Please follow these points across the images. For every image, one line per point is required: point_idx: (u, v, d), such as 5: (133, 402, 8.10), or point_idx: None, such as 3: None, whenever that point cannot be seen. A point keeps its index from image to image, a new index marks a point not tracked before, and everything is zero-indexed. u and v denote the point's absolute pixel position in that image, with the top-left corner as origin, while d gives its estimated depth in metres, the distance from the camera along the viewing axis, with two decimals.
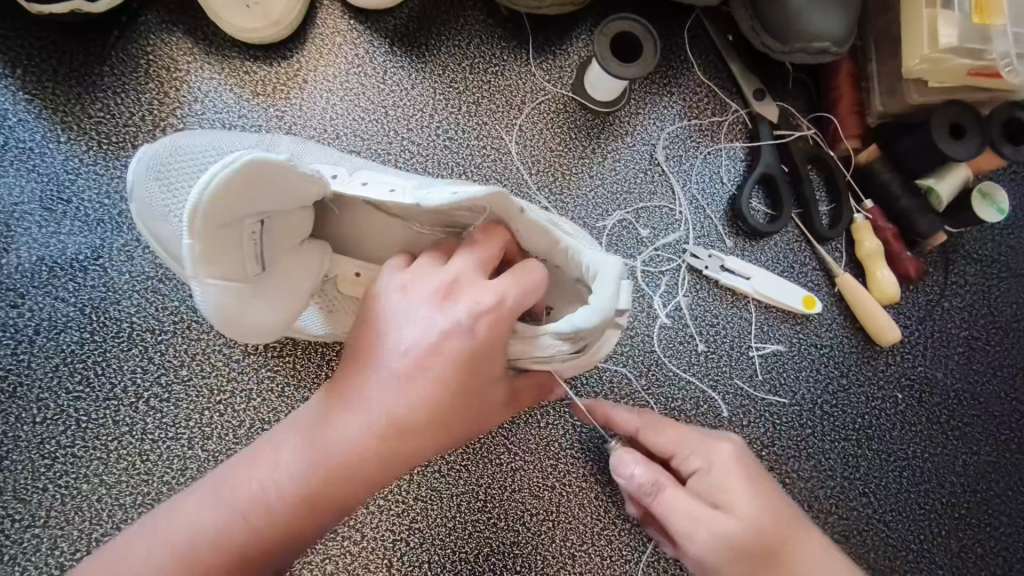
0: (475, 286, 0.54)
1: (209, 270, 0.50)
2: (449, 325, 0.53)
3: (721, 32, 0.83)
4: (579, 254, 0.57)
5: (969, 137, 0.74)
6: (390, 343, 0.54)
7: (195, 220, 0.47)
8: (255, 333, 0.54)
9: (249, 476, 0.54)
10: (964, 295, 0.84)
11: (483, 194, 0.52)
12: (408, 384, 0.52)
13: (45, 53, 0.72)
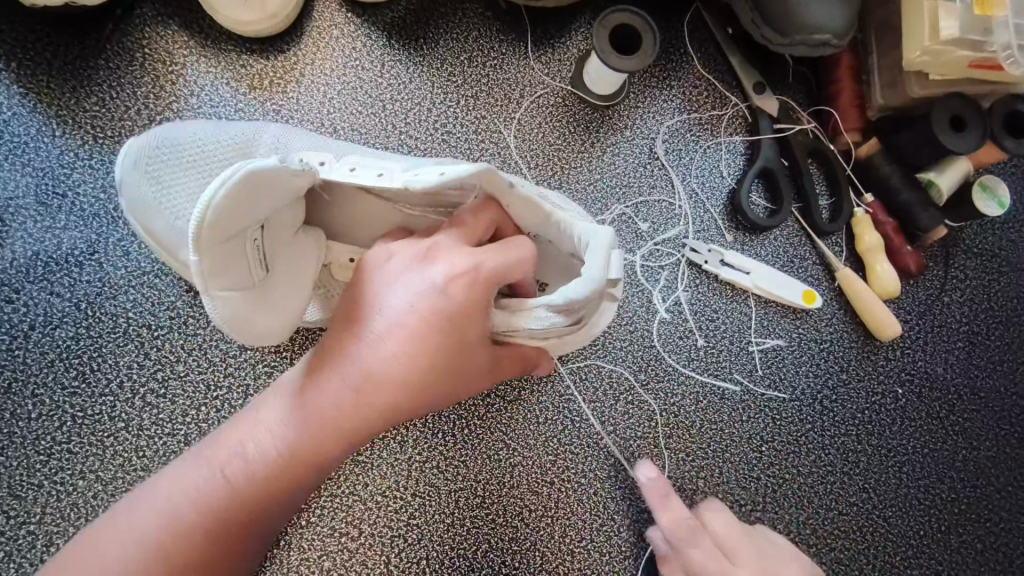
0: (455, 250, 0.55)
1: (217, 281, 0.51)
2: (423, 290, 0.54)
3: (721, 25, 0.82)
4: (571, 228, 0.57)
5: (971, 131, 0.73)
6: (368, 311, 0.56)
7: (201, 234, 0.48)
8: (266, 338, 0.56)
9: (237, 437, 0.58)
10: (965, 290, 0.83)
11: (467, 172, 0.53)
12: (378, 349, 0.54)
13: (39, 46, 0.72)
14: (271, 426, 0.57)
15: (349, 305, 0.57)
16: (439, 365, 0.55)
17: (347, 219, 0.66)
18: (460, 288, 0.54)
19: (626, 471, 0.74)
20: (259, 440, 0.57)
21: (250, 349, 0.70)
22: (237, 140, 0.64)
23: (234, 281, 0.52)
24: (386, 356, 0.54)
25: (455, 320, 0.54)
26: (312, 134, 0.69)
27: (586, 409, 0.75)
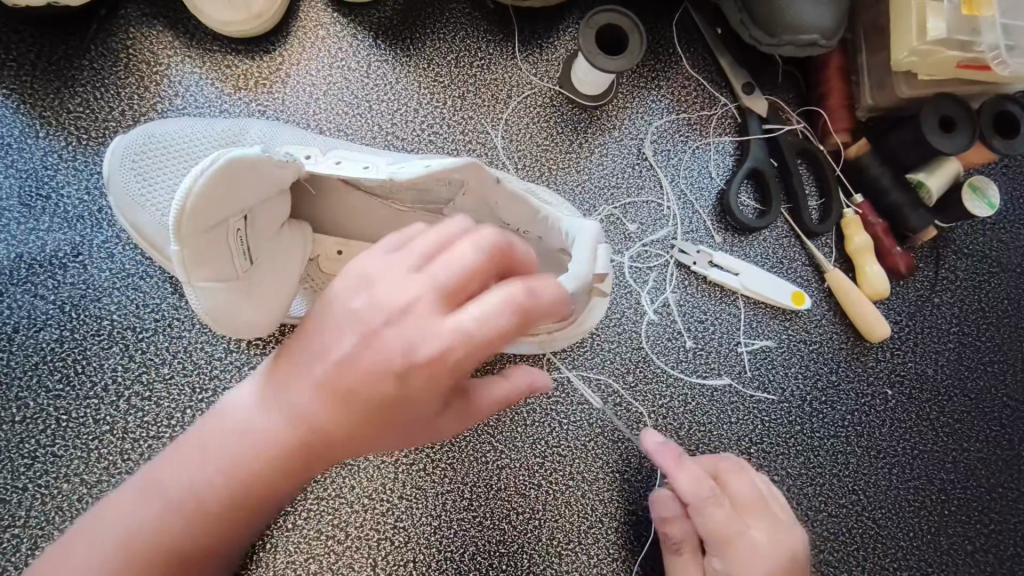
0: (438, 316, 0.44)
1: (198, 270, 0.50)
2: (393, 347, 0.45)
3: (710, 25, 0.82)
4: (559, 224, 0.60)
5: (959, 130, 0.73)
6: (330, 346, 0.48)
7: (181, 221, 0.48)
8: (255, 331, 0.55)
9: (187, 467, 0.53)
10: (955, 291, 0.83)
11: (456, 164, 0.55)
12: (338, 412, 0.48)
13: (23, 47, 0.71)
14: (222, 462, 0.52)
15: (311, 344, 0.49)
16: (404, 427, 0.49)
17: (337, 217, 0.67)
18: (432, 361, 0.44)
19: (614, 473, 0.74)
20: (213, 467, 0.52)
21: (234, 352, 0.70)
22: (224, 134, 0.64)
23: (216, 271, 0.51)
24: (347, 420, 0.48)
25: (423, 394, 0.46)
26: (297, 129, 0.69)
27: (574, 411, 0.74)
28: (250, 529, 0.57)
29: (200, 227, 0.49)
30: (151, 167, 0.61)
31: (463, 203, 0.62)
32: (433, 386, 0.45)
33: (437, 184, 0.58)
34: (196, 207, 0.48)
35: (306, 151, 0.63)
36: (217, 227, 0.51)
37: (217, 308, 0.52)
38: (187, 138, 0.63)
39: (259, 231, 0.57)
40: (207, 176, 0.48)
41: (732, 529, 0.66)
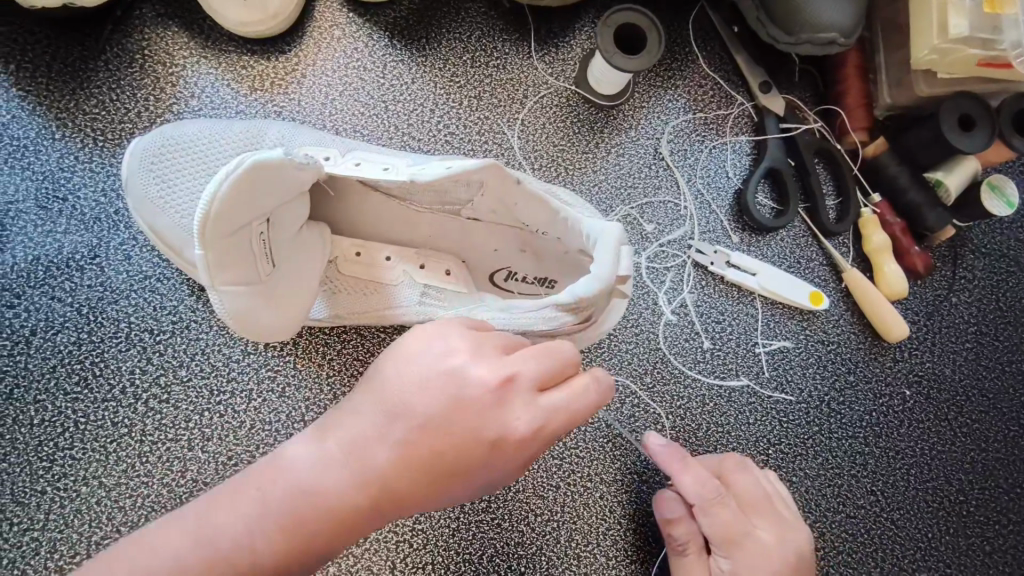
0: (525, 395, 0.45)
1: (222, 276, 0.51)
2: (482, 422, 0.44)
3: (726, 23, 0.81)
4: (579, 225, 0.59)
5: (979, 129, 0.73)
6: (408, 412, 0.45)
7: (205, 227, 0.48)
8: (276, 332, 0.57)
9: (207, 530, 0.44)
10: (973, 290, 0.82)
11: (478, 166, 0.55)
12: (412, 478, 0.44)
13: (38, 48, 0.71)
14: (252, 527, 0.43)
15: (391, 404, 0.45)
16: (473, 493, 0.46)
17: (354, 218, 0.66)
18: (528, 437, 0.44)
19: (632, 474, 0.74)
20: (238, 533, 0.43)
21: (252, 354, 0.70)
22: (244, 133, 0.64)
23: (240, 276, 0.52)
24: (423, 484, 0.44)
25: (507, 464, 0.45)
26: (316, 131, 0.68)
27: (592, 412, 0.74)
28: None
29: (224, 233, 0.49)
30: (169, 169, 0.61)
31: (482, 204, 0.61)
32: (509, 461, 0.45)
33: (458, 185, 0.58)
34: (220, 213, 0.48)
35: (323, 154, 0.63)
36: (242, 232, 0.51)
37: (240, 311, 0.53)
38: (206, 140, 0.63)
39: (282, 234, 0.57)
40: (231, 182, 0.48)
41: (738, 530, 0.65)
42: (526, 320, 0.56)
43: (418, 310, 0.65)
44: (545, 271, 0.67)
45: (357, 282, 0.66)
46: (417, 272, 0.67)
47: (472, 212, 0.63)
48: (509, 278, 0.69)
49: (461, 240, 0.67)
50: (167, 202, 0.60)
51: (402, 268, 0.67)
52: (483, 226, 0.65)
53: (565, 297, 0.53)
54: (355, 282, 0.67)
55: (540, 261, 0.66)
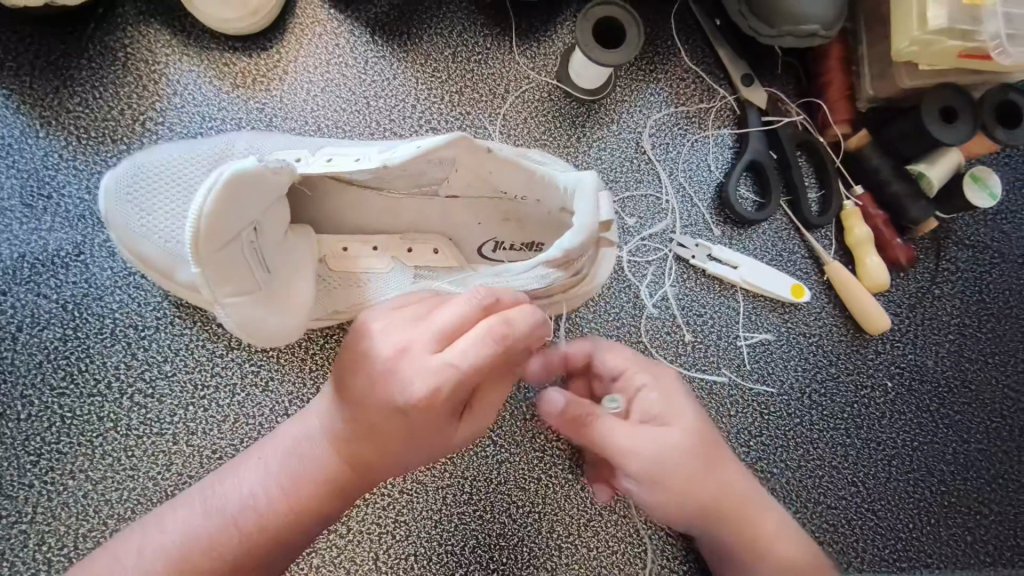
0: (430, 349, 0.50)
1: (223, 289, 0.54)
2: (398, 377, 0.50)
3: (709, 16, 0.81)
4: (555, 181, 0.60)
5: (961, 122, 0.73)
6: (351, 380, 0.54)
7: (198, 245, 0.51)
8: (282, 337, 0.60)
9: (237, 477, 0.57)
10: (956, 282, 0.83)
11: (446, 141, 0.55)
12: (368, 431, 0.53)
13: (21, 47, 0.71)
14: (268, 475, 0.56)
15: (340, 375, 0.55)
16: (426, 442, 0.53)
17: (333, 214, 0.66)
18: (430, 393, 0.49)
19: None
20: (259, 482, 0.56)
21: (236, 349, 0.70)
22: (212, 152, 0.64)
23: (238, 287, 0.55)
24: (375, 426, 0.53)
25: (431, 408, 0.50)
26: (280, 136, 0.69)
27: None
28: (285, 555, 0.56)
29: (217, 247, 0.52)
30: (145, 196, 0.61)
31: (457, 179, 0.62)
32: (433, 404, 0.50)
33: (429, 164, 0.59)
34: (209, 226, 0.50)
35: (292, 156, 0.63)
36: (234, 243, 0.53)
37: (246, 323, 0.56)
38: (178, 162, 0.62)
39: (272, 238, 0.59)
40: (213, 196, 0.50)
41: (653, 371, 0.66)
42: (517, 283, 0.58)
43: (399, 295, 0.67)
44: (531, 237, 0.68)
45: (348, 276, 0.67)
46: (405, 257, 0.68)
47: (448, 189, 0.64)
48: (496, 249, 0.69)
49: (442, 219, 0.68)
50: (149, 228, 0.61)
51: (388, 258, 0.68)
52: (463, 201, 0.66)
53: (551, 254, 0.56)
54: (343, 276, 0.67)
55: (525, 225, 0.67)
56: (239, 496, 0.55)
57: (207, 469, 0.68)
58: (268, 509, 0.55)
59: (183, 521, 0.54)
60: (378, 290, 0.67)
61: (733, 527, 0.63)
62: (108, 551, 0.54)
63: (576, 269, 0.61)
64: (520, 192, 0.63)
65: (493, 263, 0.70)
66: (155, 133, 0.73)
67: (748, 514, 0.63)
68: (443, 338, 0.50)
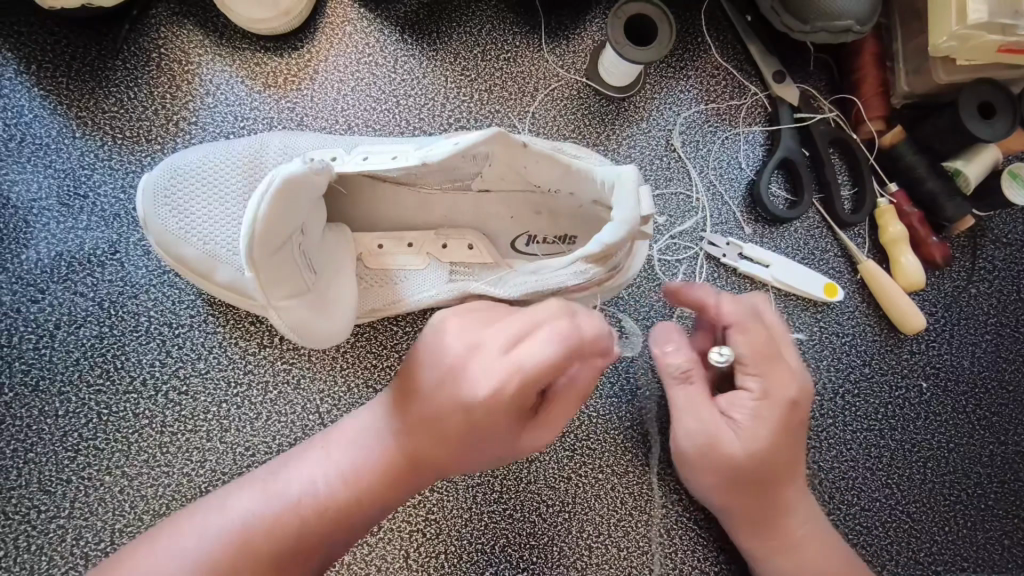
0: (493, 349, 0.53)
1: (278, 292, 0.56)
2: (467, 375, 0.53)
3: (740, 12, 0.80)
4: (591, 175, 0.59)
5: (999, 118, 0.72)
6: (420, 377, 0.57)
7: (253, 248, 0.52)
8: (326, 337, 0.62)
9: (298, 466, 0.60)
10: (992, 282, 0.81)
11: (484, 136, 0.55)
12: (430, 428, 0.56)
13: (58, 49, 0.72)
14: (330, 465, 0.59)
15: (411, 368, 0.59)
16: (484, 445, 0.55)
17: (367, 210, 0.67)
18: (491, 390, 0.52)
19: (644, 466, 0.74)
20: (319, 474, 0.59)
21: (269, 347, 0.71)
22: (246, 150, 0.64)
23: (288, 287, 0.56)
24: (438, 424, 0.55)
25: (491, 410, 0.52)
26: (312, 133, 0.69)
27: (603, 404, 0.75)
28: (339, 545, 0.59)
29: (272, 251, 0.53)
30: (183, 198, 0.62)
31: (491, 173, 0.62)
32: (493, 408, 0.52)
33: (464, 159, 0.59)
34: (265, 233, 0.51)
35: (328, 154, 0.63)
36: (285, 247, 0.54)
37: (298, 322, 0.58)
38: (213, 164, 0.63)
39: (315, 239, 0.60)
40: (269, 203, 0.51)
41: (763, 358, 0.63)
42: (556, 281, 0.59)
43: (430, 294, 0.67)
44: (564, 229, 0.67)
45: (383, 274, 0.67)
46: (439, 253, 0.67)
47: (481, 184, 0.64)
48: (529, 243, 0.69)
49: (475, 213, 0.67)
50: (189, 231, 0.62)
51: (425, 255, 0.68)
52: (496, 194, 0.66)
53: (591, 248, 0.55)
54: (377, 276, 0.67)
55: (558, 219, 0.66)
56: (299, 485, 0.58)
57: (240, 466, 0.69)
58: (326, 498, 0.57)
59: (245, 507, 0.57)
60: (411, 288, 0.67)
61: (757, 526, 0.66)
62: (163, 534, 0.57)
63: (613, 264, 0.60)
64: (555, 184, 0.62)
65: (527, 256, 0.70)
66: (188, 133, 0.74)
67: (786, 518, 0.65)
68: (509, 344, 0.53)
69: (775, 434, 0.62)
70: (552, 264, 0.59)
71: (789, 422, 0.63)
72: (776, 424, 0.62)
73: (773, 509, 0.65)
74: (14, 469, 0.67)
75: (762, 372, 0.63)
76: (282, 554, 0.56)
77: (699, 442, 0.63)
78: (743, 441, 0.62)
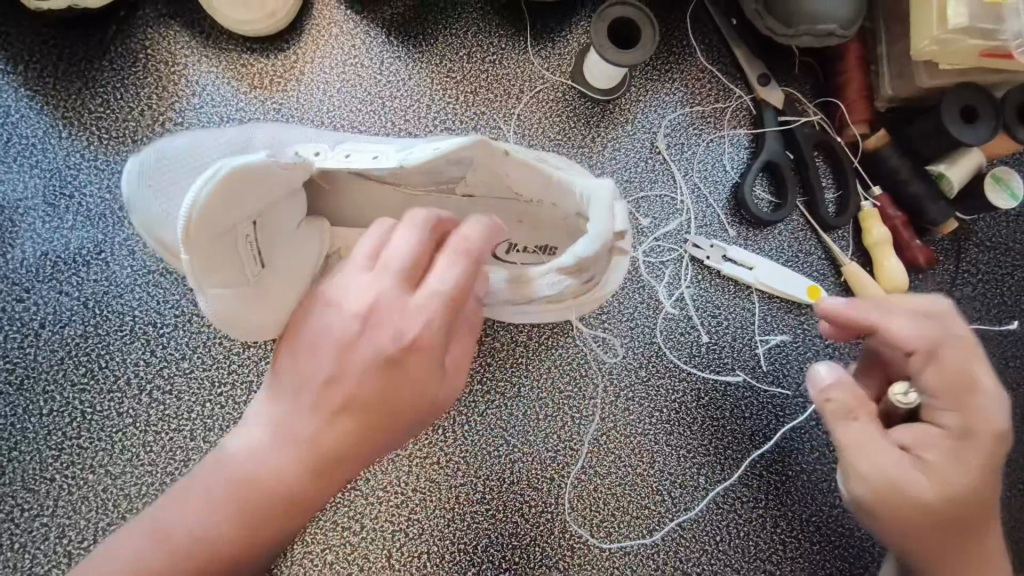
0: (395, 296, 0.49)
1: (210, 279, 0.49)
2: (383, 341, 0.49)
3: (725, 15, 0.81)
4: (573, 185, 0.60)
5: (982, 122, 0.72)
6: (316, 364, 0.51)
7: (187, 235, 0.46)
8: (270, 331, 0.56)
9: (178, 505, 0.52)
10: (976, 284, 0.81)
11: (466, 143, 0.55)
12: (333, 414, 0.50)
13: (45, 49, 0.73)
14: (206, 502, 0.52)
15: (300, 354, 0.52)
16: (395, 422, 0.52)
17: (351, 209, 0.66)
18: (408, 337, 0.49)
19: (626, 466, 0.74)
20: (194, 508, 0.52)
21: (252, 347, 0.71)
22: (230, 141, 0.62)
23: (228, 278, 0.50)
24: (339, 416, 0.50)
25: (410, 367, 0.50)
26: (300, 129, 0.69)
27: (586, 405, 0.75)
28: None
29: (212, 240, 0.48)
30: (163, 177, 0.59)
31: (475, 180, 0.62)
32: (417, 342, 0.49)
33: (448, 164, 0.59)
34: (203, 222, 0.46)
35: (313, 148, 0.63)
36: (229, 239, 0.50)
37: (230, 312, 0.52)
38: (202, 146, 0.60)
39: (269, 231, 0.55)
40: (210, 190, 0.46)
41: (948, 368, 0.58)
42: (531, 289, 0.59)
43: None
44: (546, 240, 0.68)
45: None
46: None
47: (466, 190, 0.64)
48: (510, 251, 0.68)
49: (459, 219, 0.67)
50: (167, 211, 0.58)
51: None
52: (481, 200, 0.66)
53: (564, 260, 0.56)
54: None
55: (541, 229, 0.67)
56: (186, 523, 0.51)
57: None
58: (214, 528, 0.51)
59: (129, 557, 0.51)
60: None
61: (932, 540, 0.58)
62: None
63: (588, 277, 0.61)
64: (538, 195, 0.62)
65: (507, 264, 0.69)
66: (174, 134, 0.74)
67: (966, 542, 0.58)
68: (404, 274, 0.50)
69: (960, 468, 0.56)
70: (527, 273, 0.59)
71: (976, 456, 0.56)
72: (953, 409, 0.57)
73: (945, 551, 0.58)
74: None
75: (958, 407, 0.57)
76: None
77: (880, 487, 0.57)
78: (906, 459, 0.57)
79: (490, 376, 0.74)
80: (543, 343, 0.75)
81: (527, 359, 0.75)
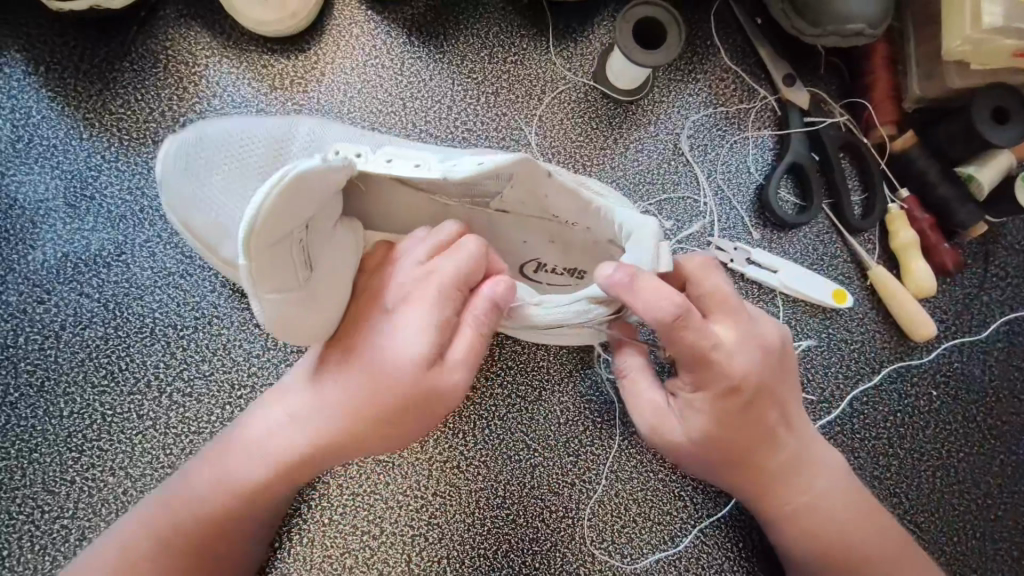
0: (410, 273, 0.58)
1: (265, 284, 0.48)
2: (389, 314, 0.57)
3: (749, 16, 0.80)
4: (612, 215, 0.59)
5: (1014, 122, 0.70)
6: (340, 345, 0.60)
7: (252, 238, 0.46)
8: (305, 335, 0.55)
9: (211, 468, 0.63)
10: (1006, 289, 0.80)
11: (509, 160, 0.55)
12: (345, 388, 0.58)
13: (67, 50, 0.73)
14: (232, 465, 0.62)
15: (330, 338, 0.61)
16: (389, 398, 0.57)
17: (382, 217, 0.65)
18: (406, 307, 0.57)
19: (648, 472, 0.74)
20: (225, 468, 0.62)
21: (272, 350, 0.70)
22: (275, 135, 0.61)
23: (280, 284, 0.50)
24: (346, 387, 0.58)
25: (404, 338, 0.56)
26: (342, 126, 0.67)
27: (608, 410, 0.74)
28: (252, 558, 0.65)
29: (271, 244, 0.48)
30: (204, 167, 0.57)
31: (511, 196, 0.62)
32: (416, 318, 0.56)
33: (487, 178, 0.58)
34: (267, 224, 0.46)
35: (354, 149, 0.61)
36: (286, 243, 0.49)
37: (278, 318, 0.51)
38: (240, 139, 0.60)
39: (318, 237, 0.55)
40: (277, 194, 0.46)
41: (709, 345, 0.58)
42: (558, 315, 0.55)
43: None
44: (575, 262, 0.67)
45: None
46: None
47: (500, 205, 0.64)
48: (538, 269, 0.68)
49: (490, 235, 0.67)
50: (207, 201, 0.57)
51: None
52: (513, 217, 0.65)
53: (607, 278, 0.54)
54: None
55: (571, 250, 0.66)
56: (211, 481, 0.62)
57: None
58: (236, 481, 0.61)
59: (161, 509, 0.62)
60: None
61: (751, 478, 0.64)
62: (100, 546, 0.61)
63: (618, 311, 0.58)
64: (574, 215, 0.62)
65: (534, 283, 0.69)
66: None
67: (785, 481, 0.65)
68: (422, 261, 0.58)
69: (744, 422, 0.61)
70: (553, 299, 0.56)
71: (735, 409, 0.60)
72: (722, 411, 0.60)
73: (755, 484, 0.65)
74: (20, 469, 0.67)
75: (700, 369, 0.59)
76: (200, 537, 0.61)
77: (649, 433, 0.63)
78: (687, 429, 0.61)
79: (511, 380, 0.74)
80: (564, 347, 0.75)
81: (548, 363, 0.74)
